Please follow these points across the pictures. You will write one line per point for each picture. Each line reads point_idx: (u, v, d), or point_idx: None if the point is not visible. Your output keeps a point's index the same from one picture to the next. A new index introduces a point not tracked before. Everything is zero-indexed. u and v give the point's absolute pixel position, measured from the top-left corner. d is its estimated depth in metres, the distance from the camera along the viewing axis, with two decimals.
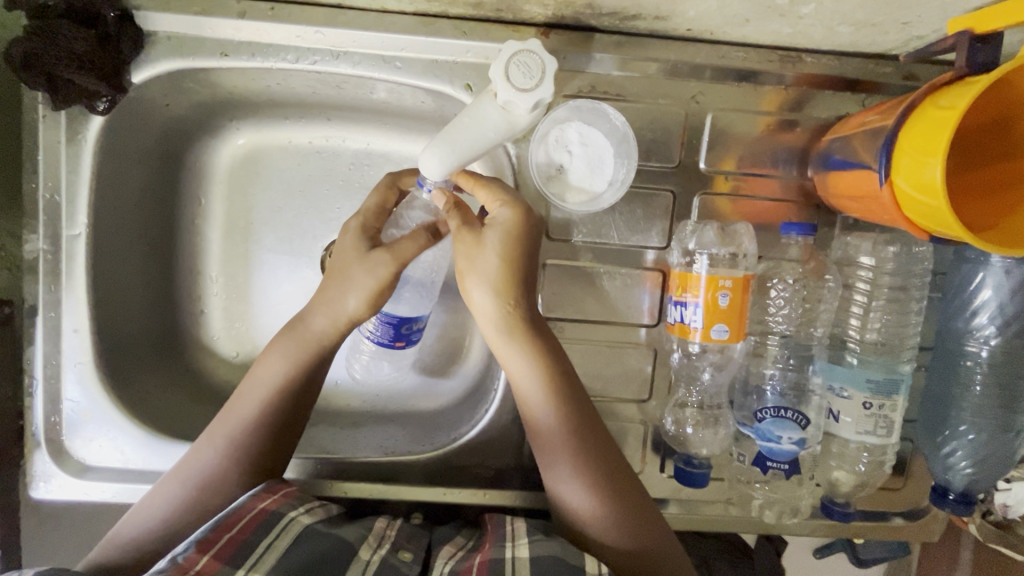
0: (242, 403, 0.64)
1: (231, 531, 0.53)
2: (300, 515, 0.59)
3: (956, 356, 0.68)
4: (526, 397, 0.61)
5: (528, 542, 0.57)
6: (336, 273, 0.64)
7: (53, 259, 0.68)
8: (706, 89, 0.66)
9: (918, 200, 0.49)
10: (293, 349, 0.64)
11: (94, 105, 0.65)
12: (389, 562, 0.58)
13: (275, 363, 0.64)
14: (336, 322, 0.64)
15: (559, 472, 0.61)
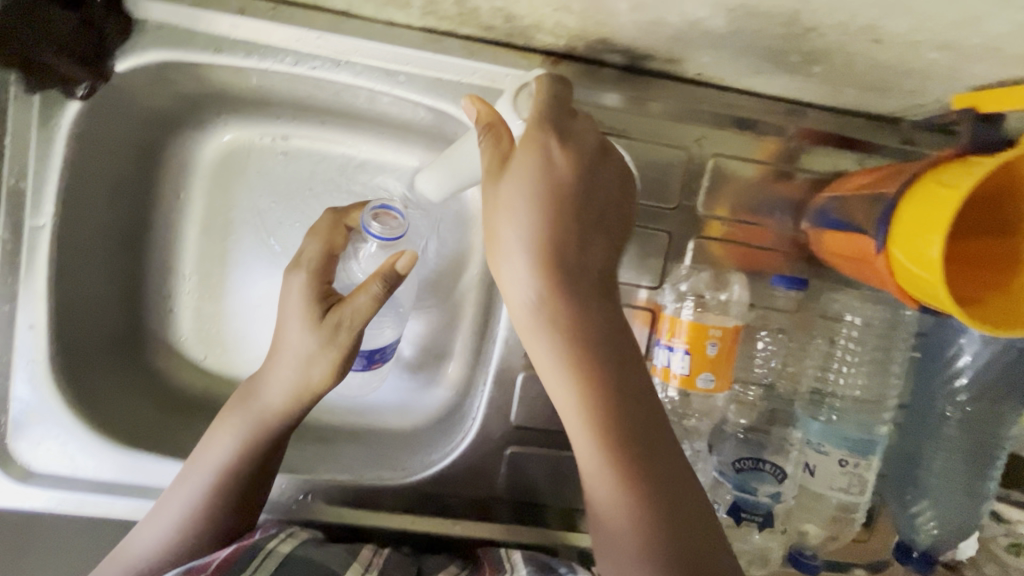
0: (188, 480, 0.62)
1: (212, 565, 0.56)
2: (281, 540, 0.60)
3: (931, 419, 0.69)
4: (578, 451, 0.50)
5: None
6: (286, 347, 0.61)
7: (13, 249, 0.63)
8: (710, 133, 0.66)
9: (911, 271, 0.50)
10: (242, 425, 0.62)
11: (72, 90, 0.60)
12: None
13: (223, 440, 0.62)
14: (298, 390, 0.61)
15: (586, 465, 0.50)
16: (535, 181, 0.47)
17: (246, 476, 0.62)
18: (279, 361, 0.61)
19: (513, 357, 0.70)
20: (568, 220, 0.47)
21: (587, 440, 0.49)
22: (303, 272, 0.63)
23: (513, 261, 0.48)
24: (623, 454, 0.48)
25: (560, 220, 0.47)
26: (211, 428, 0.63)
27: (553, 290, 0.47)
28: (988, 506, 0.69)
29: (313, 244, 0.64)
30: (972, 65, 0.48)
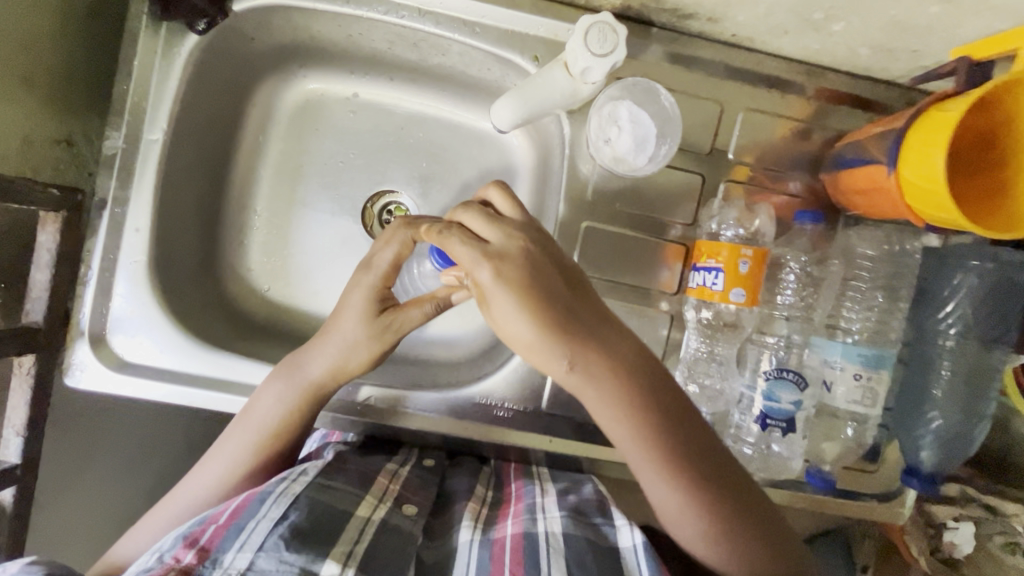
0: (234, 438, 0.67)
1: (219, 518, 0.55)
2: (290, 484, 0.59)
3: (932, 350, 0.76)
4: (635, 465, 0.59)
5: (560, 519, 0.60)
6: (331, 335, 0.68)
7: (129, 158, 0.71)
8: (741, 89, 0.76)
9: (920, 187, 0.59)
10: (287, 393, 0.67)
11: (195, 24, 0.70)
12: (391, 522, 0.60)
13: (268, 403, 0.67)
14: (338, 368, 0.67)
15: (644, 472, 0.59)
16: (520, 283, 0.56)
17: (294, 433, 0.68)
18: (327, 340, 0.68)
19: None
20: (542, 288, 0.56)
21: (647, 463, 0.58)
22: (372, 273, 0.67)
23: (502, 305, 0.56)
24: (677, 460, 0.58)
25: (538, 289, 0.56)
26: (256, 392, 0.69)
27: (552, 329, 0.55)
28: (984, 428, 0.76)
29: (386, 250, 0.66)
30: (966, 18, 0.58)
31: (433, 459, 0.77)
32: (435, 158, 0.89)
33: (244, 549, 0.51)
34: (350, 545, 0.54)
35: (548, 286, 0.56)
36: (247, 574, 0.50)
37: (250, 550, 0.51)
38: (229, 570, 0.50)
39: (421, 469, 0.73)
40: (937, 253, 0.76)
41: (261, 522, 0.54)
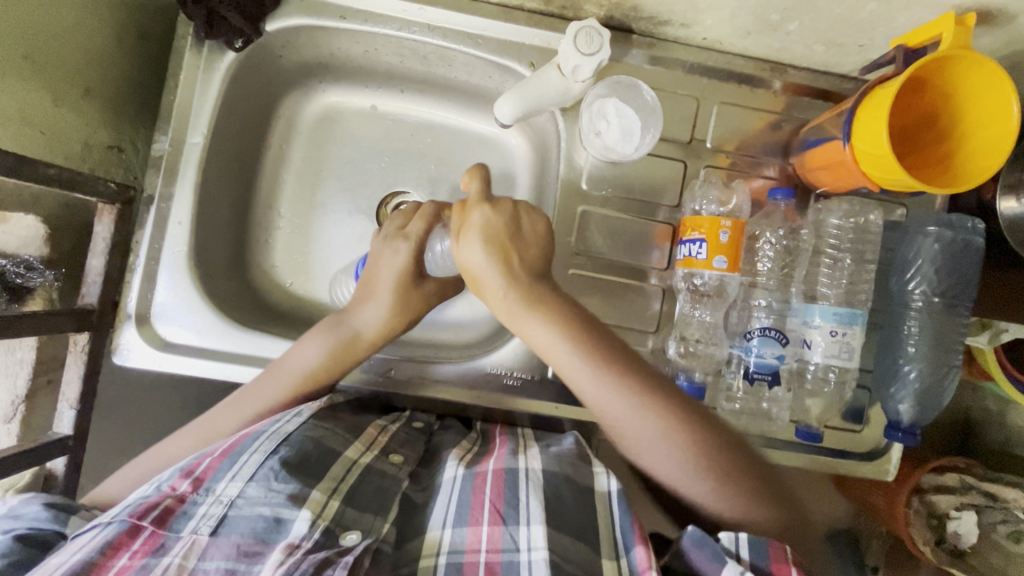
0: (278, 378, 0.74)
1: (214, 453, 0.62)
2: (281, 424, 0.66)
3: (903, 310, 0.83)
4: (604, 408, 0.67)
5: (539, 457, 0.69)
6: (372, 297, 0.77)
7: (173, 160, 0.80)
8: (715, 85, 0.86)
9: (869, 153, 0.68)
10: (329, 343, 0.75)
11: (233, 42, 0.80)
12: (376, 467, 0.67)
13: (313, 351, 0.75)
14: (384, 331, 0.77)
15: (606, 398, 0.67)
16: (481, 239, 0.68)
17: (326, 384, 0.75)
18: (371, 300, 0.77)
19: (562, 259, 0.85)
20: (506, 229, 0.69)
21: (618, 393, 0.66)
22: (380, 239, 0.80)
23: (470, 247, 0.68)
24: (625, 381, 0.66)
25: (502, 226, 0.69)
26: (298, 342, 0.76)
27: (503, 261, 0.68)
28: (956, 378, 0.82)
29: (415, 223, 0.77)
30: (900, 13, 0.68)
31: (423, 423, 0.82)
32: (445, 159, 0.97)
33: (235, 480, 0.59)
34: (335, 482, 0.63)
35: (515, 240, 0.69)
36: (237, 500, 0.58)
37: (241, 480, 0.59)
38: (222, 497, 0.58)
39: (409, 428, 0.79)
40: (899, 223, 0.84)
41: (252, 456, 0.61)
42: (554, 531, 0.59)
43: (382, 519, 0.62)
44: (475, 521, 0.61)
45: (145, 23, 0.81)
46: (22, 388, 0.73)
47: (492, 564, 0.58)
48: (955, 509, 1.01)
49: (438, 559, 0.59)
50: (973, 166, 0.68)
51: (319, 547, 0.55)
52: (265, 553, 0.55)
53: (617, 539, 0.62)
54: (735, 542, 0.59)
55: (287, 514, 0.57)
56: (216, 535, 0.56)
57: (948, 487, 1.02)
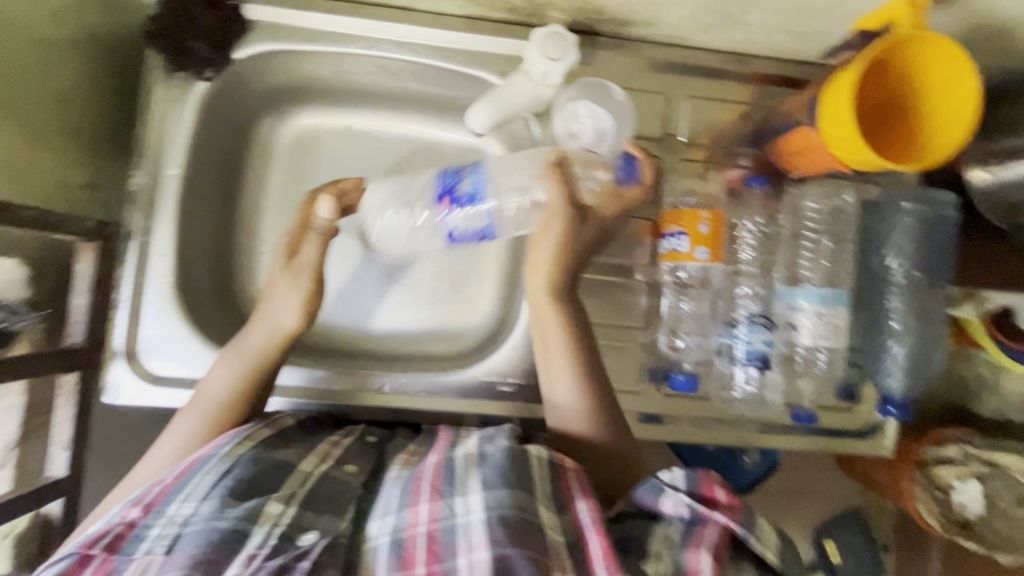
0: (192, 409, 0.74)
1: (165, 479, 0.63)
2: (236, 445, 0.67)
3: (884, 287, 0.84)
4: (552, 382, 0.80)
5: (474, 441, 0.69)
6: (270, 296, 0.79)
7: (150, 193, 0.80)
8: (683, 80, 0.87)
9: (839, 137, 0.69)
10: (233, 360, 0.76)
11: (203, 72, 0.81)
12: (333, 475, 0.68)
13: (221, 372, 0.75)
14: (304, 306, 0.78)
15: (553, 365, 0.79)
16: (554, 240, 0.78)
17: (238, 405, 0.74)
18: (263, 307, 0.79)
19: None
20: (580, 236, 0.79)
21: (568, 358, 0.79)
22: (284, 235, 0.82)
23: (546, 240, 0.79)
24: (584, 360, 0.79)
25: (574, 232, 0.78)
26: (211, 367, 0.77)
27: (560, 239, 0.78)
28: (941, 349, 0.83)
29: (322, 208, 0.80)
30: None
31: (376, 437, 0.79)
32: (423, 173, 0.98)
33: (188, 500, 0.60)
34: (291, 489, 0.63)
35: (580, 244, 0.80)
36: (189, 520, 0.58)
37: (194, 500, 0.60)
38: (174, 517, 0.58)
39: (360, 441, 0.77)
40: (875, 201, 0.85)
41: (204, 478, 0.62)
42: (489, 492, 0.60)
43: (340, 518, 0.62)
44: (416, 501, 0.61)
45: (115, 59, 0.81)
46: (13, 434, 0.71)
47: (431, 533, 0.58)
48: (959, 480, 1.02)
49: (379, 539, 0.59)
50: (939, 143, 0.69)
51: (275, 552, 0.57)
52: (220, 563, 0.54)
53: (554, 497, 0.62)
54: (669, 474, 0.64)
55: (243, 526, 0.58)
56: (170, 553, 0.56)
57: (949, 459, 1.04)
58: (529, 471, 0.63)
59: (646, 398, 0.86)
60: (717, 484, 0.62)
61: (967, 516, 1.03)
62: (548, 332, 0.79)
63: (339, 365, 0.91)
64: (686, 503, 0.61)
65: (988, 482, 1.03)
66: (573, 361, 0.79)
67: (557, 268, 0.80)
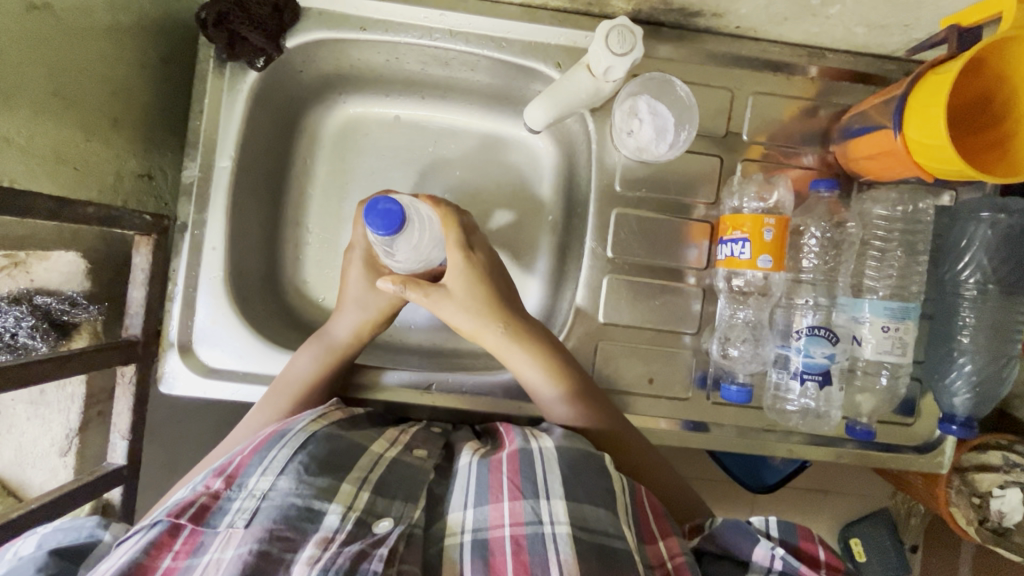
0: (277, 396, 0.75)
1: (244, 451, 0.62)
2: (311, 423, 0.67)
3: (955, 300, 0.81)
4: (533, 385, 0.78)
5: (551, 437, 0.69)
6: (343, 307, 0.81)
7: (204, 186, 0.80)
8: (751, 75, 0.82)
9: (927, 145, 0.65)
10: (322, 355, 0.79)
11: (255, 62, 0.79)
12: (403, 460, 0.68)
13: (304, 364, 0.78)
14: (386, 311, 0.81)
15: (528, 376, 0.77)
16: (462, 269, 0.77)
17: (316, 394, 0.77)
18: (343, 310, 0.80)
19: (599, 263, 0.84)
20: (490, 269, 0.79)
21: (539, 367, 0.77)
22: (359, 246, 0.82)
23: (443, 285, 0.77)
24: (557, 359, 0.77)
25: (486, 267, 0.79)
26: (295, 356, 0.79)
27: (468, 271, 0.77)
28: (1014, 368, 0.80)
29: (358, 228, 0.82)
30: None
31: (441, 429, 0.82)
32: (470, 164, 0.96)
33: (267, 473, 0.59)
34: (364, 473, 0.63)
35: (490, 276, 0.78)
36: (268, 492, 0.58)
37: (272, 474, 0.59)
38: (254, 491, 0.58)
39: (429, 431, 0.79)
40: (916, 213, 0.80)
41: (282, 451, 0.62)
42: (575, 502, 0.59)
43: (412, 505, 0.62)
44: (496, 498, 0.61)
45: (167, 47, 0.80)
46: (75, 422, 0.75)
47: (517, 538, 0.57)
48: (998, 487, 0.98)
49: (461, 537, 0.59)
50: None
51: (352, 538, 0.56)
52: (297, 541, 0.55)
53: (636, 527, 0.62)
54: (765, 522, 0.66)
55: (319, 505, 0.58)
56: (251, 526, 0.55)
57: (991, 466, 0.98)
58: (609, 482, 0.63)
59: (695, 405, 0.84)
60: (817, 542, 0.64)
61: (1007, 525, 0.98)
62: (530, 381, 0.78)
63: (385, 358, 0.91)
64: (785, 558, 0.61)
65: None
66: (540, 363, 0.77)
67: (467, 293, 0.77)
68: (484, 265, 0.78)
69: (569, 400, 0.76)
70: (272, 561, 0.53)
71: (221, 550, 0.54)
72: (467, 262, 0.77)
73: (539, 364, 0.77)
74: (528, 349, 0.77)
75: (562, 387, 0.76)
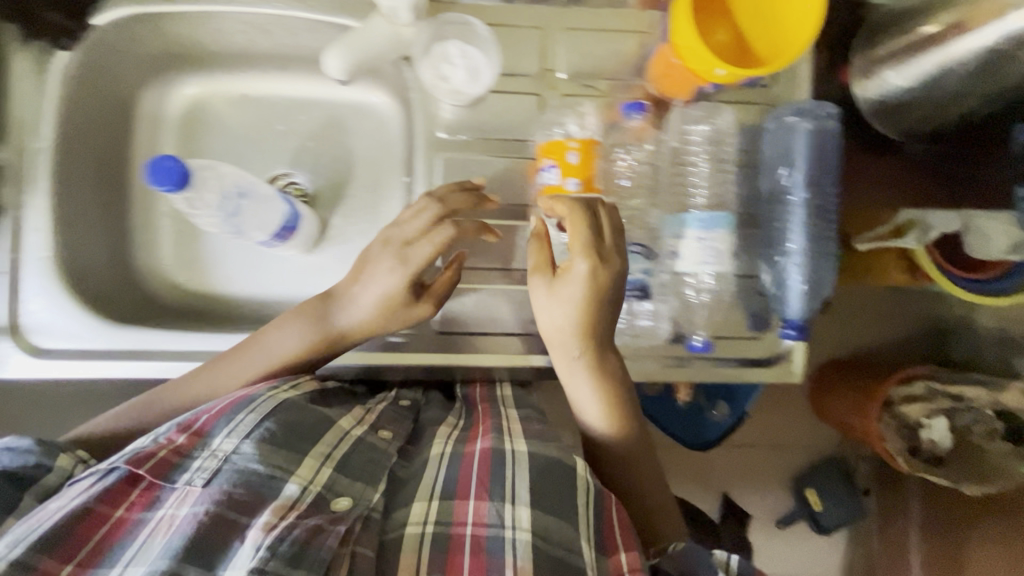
0: (254, 357, 0.78)
1: (213, 409, 0.69)
2: (279, 391, 0.73)
3: (774, 204, 0.84)
4: (576, 399, 0.79)
5: (527, 441, 0.72)
6: (278, 326, 0.79)
7: (20, 166, 0.81)
8: (556, 13, 0.85)
9: (692, 52, 0.68)
10: (309, 330, 0.79)
11: (61, 41, 0.82)
12: (367, 440, 0.73)
13: (291, 336, 0.79)
14: (313, 338, 0.79)
15: (576, 385, 0.77)
16: (582, 284, 0.72)
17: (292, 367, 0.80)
18: (281, 328, 0.79)
19: None
20: (594, 303, 0.73)
21: (592, 385, 0.77)
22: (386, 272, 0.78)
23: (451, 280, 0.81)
24: (611, 375, 0.77)
25: (598, 303, 0.73)
26: (274, 327, 0.80)
27: (574, 310, 0.73)
28: (831, 267, 0.85)
29: (380, 260, 0.79)
30: None
31: (410, 400, 0.87)
32: (318, 133, 1.00)
33: (231, 435, 0.65)
34: (327, 449, 0.69)
35: (594, 316, 0.74)
36: (230, 453, 0.64)
37: (237, 437, 0.65)
38: (216, 451, 0.64)
39: (397, 406, 0.83)
40: (780, 132, 0.83)
41: (249, 415, 0.68)
42: (536, 510, 0.63)
43: (372, 488, 0.67)
44: (468, 495, 0.65)
45: None
46: None
47: (476, 537, 0.62)
48: (929, 419, 1.22)
49: (424, 527, 0.63)
50: (784, 45, 0.70)
51: (310, 510, 0.61)
52: (252, 503, 0.60)
53: (596, 537, 0.64)
54: None
55: (280, 475, 0.64)
56: (208, 484, 0.61)
57: (916, 396, 1.24)
58: (572, 498, 0.65)
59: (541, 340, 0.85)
60: None
61: (938, 451, 1.22)
62: (568, 377, 0.78)
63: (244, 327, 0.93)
64: None
65: (955, 417, 1.22)
66: (590, 380, 0.77)
67: (581, 326, 0.74)
68: (606, 279, 0.72)
69: (609, 410, 0.78)
70: (224, 522, 0.57)
71: (176, 507, 0.59)
72: (589, 280, 0.72)
73: (589, 383, 0.77)
74: (585, 373, 0.76)
75: (603, 403, 0.77)
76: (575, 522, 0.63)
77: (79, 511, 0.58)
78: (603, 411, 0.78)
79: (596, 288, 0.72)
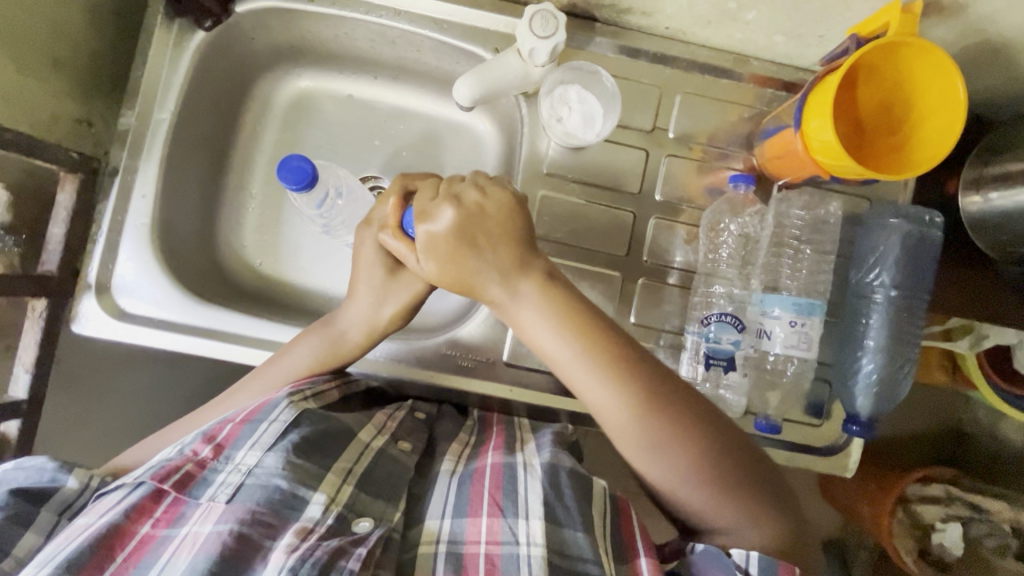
0: (262, 383, 0.76)
1: (235, 420, 0.66)
2: (300, 399, 0.68)
3: (865, 299, 0.84)
4: (579, 386, 0.67)
5: (541, 449, 0.70)
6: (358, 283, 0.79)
7: (139, 135, 0.83)
8: (681, 75, 0.86)
9: (821, 145, 0.70)
10: (320, 345, 0.77)
11: (203, 22, 0.83)
12: (388, 452, 0.69)
13: (301, 354, 0.77)
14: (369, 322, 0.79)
15: (547, 349, 0.67)
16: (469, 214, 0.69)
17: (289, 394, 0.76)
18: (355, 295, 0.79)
19: None
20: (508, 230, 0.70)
21: (568, 352, 0.66)
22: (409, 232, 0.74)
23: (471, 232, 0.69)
24: (599, 347, 0.66)
25: (502, 226, 0.70)
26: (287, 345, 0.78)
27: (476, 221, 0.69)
28: (909, 372, 0.84)
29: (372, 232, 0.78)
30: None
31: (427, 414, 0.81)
32: (418, 143, 1.00)
33: (254, 450, 0.63)
34: (349, 463, 0.65)
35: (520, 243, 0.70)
36: (252, 469, 0.61)
37: (259, 450, 0.63)
38: (240, 466, 0.62)
39: (412, 416, 0.79)
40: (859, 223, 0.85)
41: (270, 427, 0.65)
42: (556, 522, 0.60)
43: (394, 507, 0.64)
44: (475, 512, 0.63)
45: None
46: None
47: (491, 557, 0.59)
48: (940, 521, 1.09)
49: (437, 546, 0.61)
50: (921, 155, 0.71)
51: (331, 532, 0.58)
52: (278, 529, 0.57)
53: (617, 546, 0.63)
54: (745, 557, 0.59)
55: (302, 493, 0.61)
56: (232, 501, 0.59)
57: (933, 497, 1.10)
58: (596, 511, 0.63)
59: None
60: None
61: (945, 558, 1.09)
62: (580, 386, 0.66)
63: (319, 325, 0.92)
64: None
65: (969, 527, 1.08)
66: (581, 357, 0.66)
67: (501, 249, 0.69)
68: (493, 211, 0.70)
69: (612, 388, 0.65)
70: (251, 545, 0.56)
71: (199, 524, 0.58)
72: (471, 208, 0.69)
73: (568, 350, 0.66)
74: (568, 340, 0.67)
75: (605, 376, 0.65)
76: (595, 535, 0.61)
77: (103, 531, 0.56)
78: (605, 376, 0.65)
79: (496, 205, 0.70)
